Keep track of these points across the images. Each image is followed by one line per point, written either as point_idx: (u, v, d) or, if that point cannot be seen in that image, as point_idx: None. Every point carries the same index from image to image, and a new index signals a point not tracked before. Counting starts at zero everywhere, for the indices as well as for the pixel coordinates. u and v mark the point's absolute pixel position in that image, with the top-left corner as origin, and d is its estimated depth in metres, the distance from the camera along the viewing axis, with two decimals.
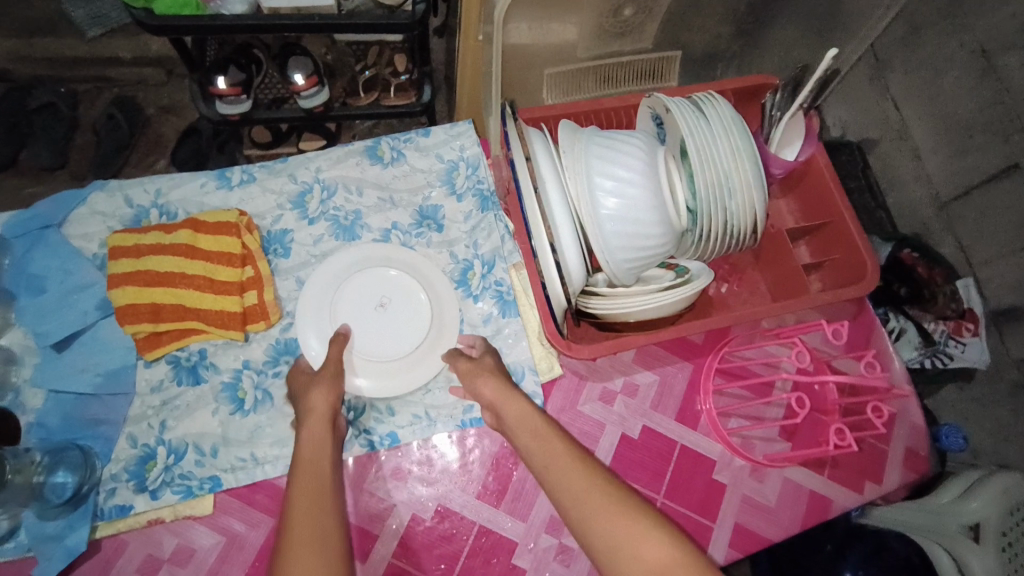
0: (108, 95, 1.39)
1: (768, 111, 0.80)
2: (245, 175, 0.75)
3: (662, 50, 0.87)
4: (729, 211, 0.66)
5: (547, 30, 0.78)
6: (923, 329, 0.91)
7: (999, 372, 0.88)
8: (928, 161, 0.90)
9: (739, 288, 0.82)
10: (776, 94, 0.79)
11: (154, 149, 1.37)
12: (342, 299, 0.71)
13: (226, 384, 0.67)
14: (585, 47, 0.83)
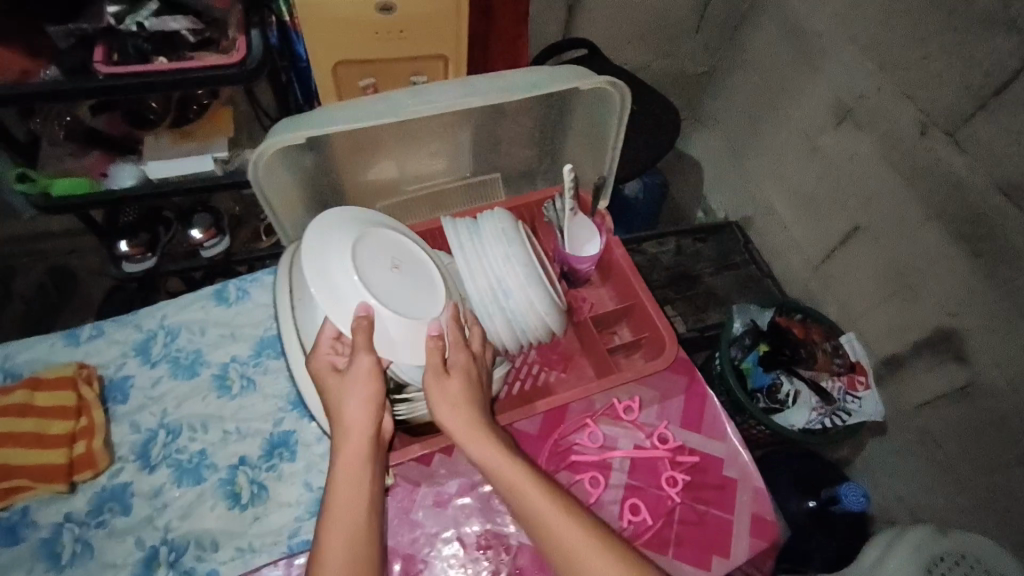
0: (42, 266, 1.50)
1: (550, 217, 0.87)
2: (93, 332, 0.82)
3: (480, 172, 0.98)
4: (508, 309, 0.75)
5: (367, 173, 0.90)
6: (818, 389, 1.26)
7: (906, 420, 1.27)
8: (792, 231, 1.52)
9: (570, 375, 0.88)
10: (555, 201, 0.86)
11: (81, 311, 1.46)
12: (359, 261, 0.70)
13: (44, 541, 0.68)
14: (408, 179, 0.95)
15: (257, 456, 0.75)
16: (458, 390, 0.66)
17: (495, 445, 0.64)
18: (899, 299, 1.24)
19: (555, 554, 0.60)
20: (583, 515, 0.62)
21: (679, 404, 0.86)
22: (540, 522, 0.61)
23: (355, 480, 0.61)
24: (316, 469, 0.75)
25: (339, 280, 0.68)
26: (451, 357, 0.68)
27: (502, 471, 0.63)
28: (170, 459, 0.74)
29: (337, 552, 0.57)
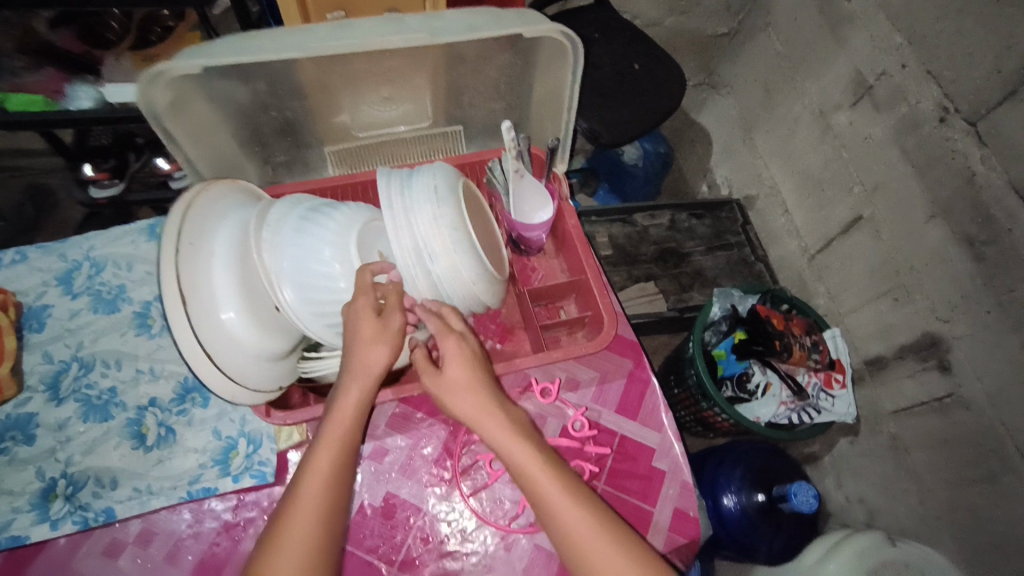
0: (21, 183, 1.45)
1: (494, 179, 0.81)
2: (16, 256, 0.80)
3: (443, 124, 0.92)
4: (434, 276, 0.67)
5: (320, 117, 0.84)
6: (798, 383, 1.20)
7: (880, 424, 1.20)
8: (793, 215, 1.42)
9: (507, 349, 0.84)
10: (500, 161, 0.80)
11: (59, 231, 1.44)
12: None
13: None
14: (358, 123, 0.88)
15: (168, 399, 0.73)
16: (469, 368, 0.65)
17: (502, 423, 0.63)
18: (891, 299, 1.14)
19: (557, 538, 0.59)
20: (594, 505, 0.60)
21: (617, 388, 0.82)
22: (546, 505, 0.59)
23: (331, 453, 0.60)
24: (227, 418, 0.73)
25: (285, 234, 0.64)
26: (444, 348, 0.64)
27: (508, 452, 0.62)
28: (78, 393, 0.73)
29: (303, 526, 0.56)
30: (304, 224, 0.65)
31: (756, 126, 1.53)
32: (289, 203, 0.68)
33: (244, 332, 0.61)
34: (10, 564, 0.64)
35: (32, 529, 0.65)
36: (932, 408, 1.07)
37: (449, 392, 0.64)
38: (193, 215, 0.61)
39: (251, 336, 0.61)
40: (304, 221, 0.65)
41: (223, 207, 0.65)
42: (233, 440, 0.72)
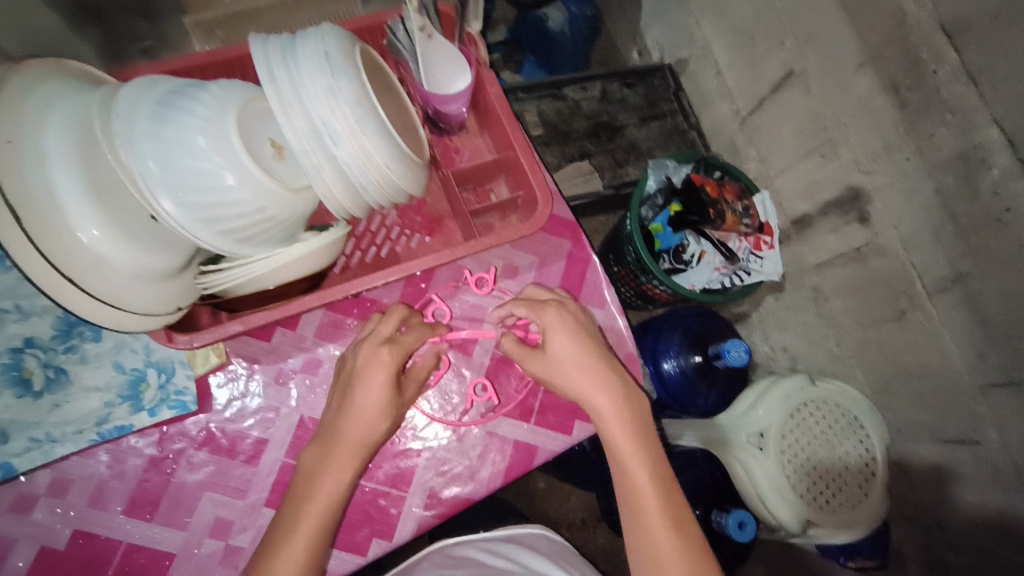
0: None
1: (399, 47, 0.70)
2: None
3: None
4: (339, 161, 0.58)
5: None
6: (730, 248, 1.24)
7: (803, 277, 1.26)
8: (725, 76, 1.36)
9: (436, 242, 0.77)
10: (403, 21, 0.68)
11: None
12: None
13: None
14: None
15: (48, 337, 0.63)
16: (575, 344, 0.65)
17: (614, 401, 0.64)
18: (818, 156, 1.13)
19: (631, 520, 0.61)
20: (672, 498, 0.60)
21: (558, 270, 0.79)
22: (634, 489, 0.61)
23: (342, 472, 0.59)
24: (127, 349, 0.65)
25: (138, 126, 0.52)
26: (546, 320, 0.66)
27: (609, 431, 0.63)
28: None
29: (303, 537, 0.55)
30: (165, 112, 0.53)
31: None
32: (141, 86, 0.55)
33: (110, 249, 0.50)
34: None
35: None
36: (847, 257, 1.12)
37: (554, 368, 0.65)
38: (5, 111, 0.48)
39: (126, 254, 0.51)
40: (161, 109, 0.53)
41: (48, 96, 0.51)
42: (141, 372, 0.64)
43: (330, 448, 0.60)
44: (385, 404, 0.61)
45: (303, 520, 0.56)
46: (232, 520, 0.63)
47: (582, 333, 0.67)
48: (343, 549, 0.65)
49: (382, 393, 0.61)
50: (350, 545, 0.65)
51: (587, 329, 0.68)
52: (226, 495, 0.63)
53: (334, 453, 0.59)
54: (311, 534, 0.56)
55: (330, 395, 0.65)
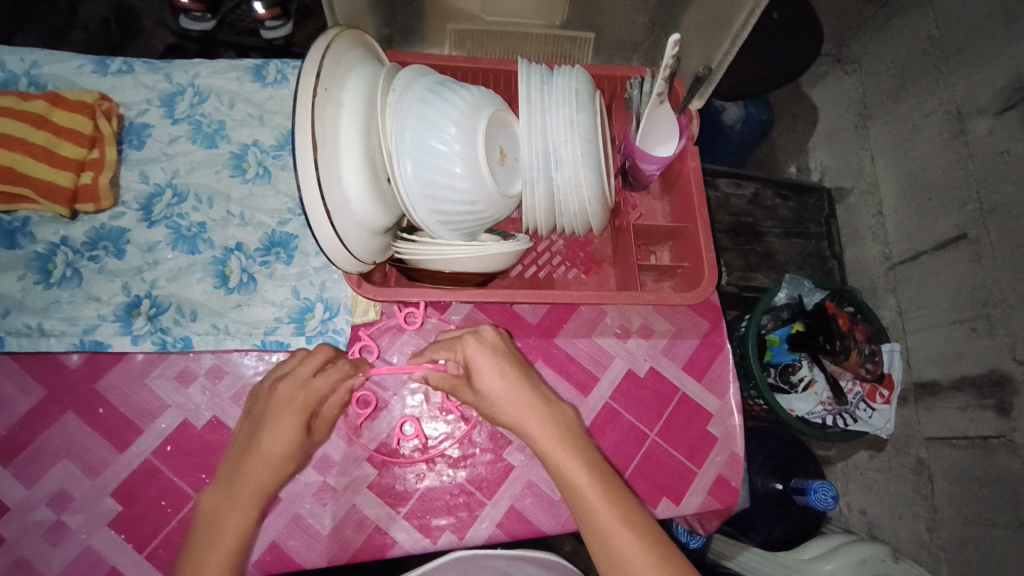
0: None
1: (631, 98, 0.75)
2: (123, 66, 0.77)
3: (559, 18, 0.84)
4: (554, 185, 0.64)
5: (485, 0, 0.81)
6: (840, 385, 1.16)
7: (908, 447, 1.16)
8: (886, 220, 1.26)
9: (589, 280, 0.81)
10: (643, 79, 0.74)
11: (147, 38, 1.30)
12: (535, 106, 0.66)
13: (38, 255, 0.69)
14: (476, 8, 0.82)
15: (254, 247, 0.73)
16: (504, 375, 0.61)
17: (546, 424, 0.58)
18: (969, 329, 1.02)
19: (596, 542, 0.52)
20: (636, 514, 0.53)
21: (688, 348, 0.80)
22: (591, 517, 0.53)
23: (238, 524, 0.52)
24: (307, 280, 0.73)
25: (410, 102, 0.60)
26: (470, 352, 0.62)
27: (551, 455, 0.57)
28: (169, 221, 0.72)
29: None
30: (435, 97, 0.61)
31: (879, 107, 1.28)
32: (419, 71, 0.64)
33: (354, 195, 0.57)
34: (100, 365, 0.67)
35: (116, 338, 0.67)
36: (956, 442, 1.05)
37: (489, 405, 0.61)
38: (332, 53, 0.57)
39: (365, 202, 0.58)
40: (430, 93, 0.61)
41: (355, 55, 0.61)
42: (312, 303, 0.72)
43: (228, 493, 0.54)
44: (296, 446, 0.58)
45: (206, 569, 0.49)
46: (335, 460, 0.69)
47: (509, 362, 0.62)
48: (415, 526, 0.68)
49: (293, 435, 0.58)
50: (424, 528, 0.68)
51: (512, 354, 0.64)
52: (340, 437, 0.70)
53: (235, 495, 0.54)
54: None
55: (233, 440, 0.60)
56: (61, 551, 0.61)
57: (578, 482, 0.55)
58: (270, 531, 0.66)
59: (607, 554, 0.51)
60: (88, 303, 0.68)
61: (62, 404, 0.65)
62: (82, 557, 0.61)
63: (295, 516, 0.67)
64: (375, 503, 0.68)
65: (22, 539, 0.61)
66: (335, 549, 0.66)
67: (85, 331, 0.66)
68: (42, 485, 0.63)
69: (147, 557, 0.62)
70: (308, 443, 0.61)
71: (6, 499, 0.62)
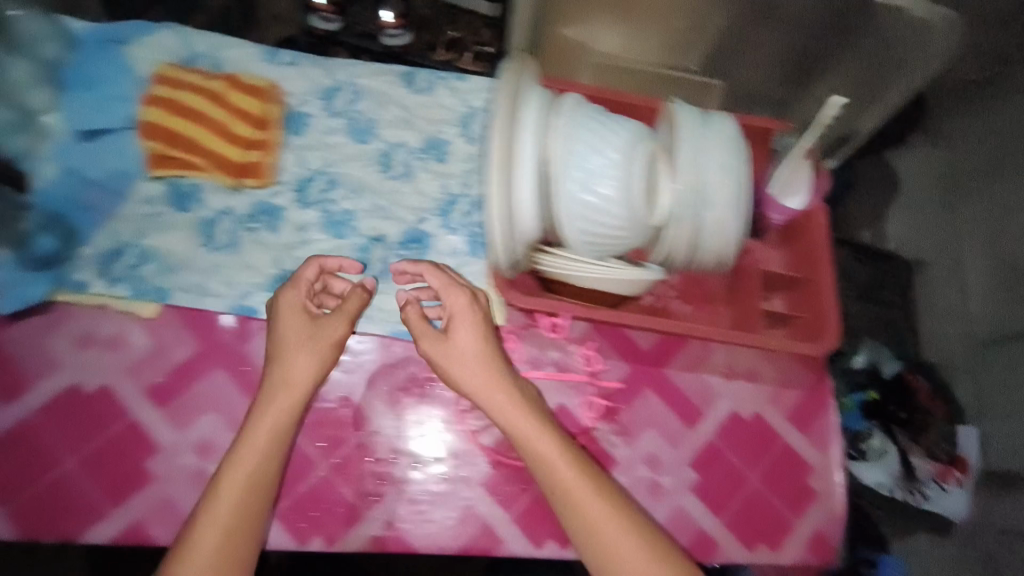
0: None
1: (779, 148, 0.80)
2: (291, 58, 0.82)
3: (677, 58, 0.87)
4: (701, 223, 0.65)
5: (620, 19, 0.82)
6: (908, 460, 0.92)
7: None
8: (972, 299, 1.01)
9: (702, 315, 0.79)
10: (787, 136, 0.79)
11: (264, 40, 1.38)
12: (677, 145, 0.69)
13: (204, 221, 0.73)
14: (605, 42, 0.86)
15: (395, 239, 0.76)
16: (475, 335, 0.65)
17: (506, 395, 0.64)
18: None
19: (567, 518, 0.60)
20: (607, 490, 0.61)
21: (794, 398, 0.79)
22: (564, 492, 0.60)
23: (260, 449, 0.59)
24: None
25: (581, 128, 0.63)
26: (451, 304, 0.66)
27: (512, 423, 0.63)
28: (321, 205, 0.76)
29: (224, 515, 0.56)
30: (602, 125, 0.64)
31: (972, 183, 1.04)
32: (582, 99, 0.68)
33: (525, 205, 0.60)
34: (250, 329, 0.70)
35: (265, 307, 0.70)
36: None
37: (452, 360, 0.65)
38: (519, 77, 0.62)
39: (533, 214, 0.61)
40: (597, 122, 0.64)
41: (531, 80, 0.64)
42: None
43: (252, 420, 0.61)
44: (313, 366, 0.64)
45: (226, 490, 0.57)
46: (453, 453, 0.70)
47: (486, 325, 0.67)
48: (524, 531, 0.68)
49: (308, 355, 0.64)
50: (531, 534, 0.68)
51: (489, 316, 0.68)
52: (456, 432, 0.70)
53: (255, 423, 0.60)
54: (236, 505, 0.57)
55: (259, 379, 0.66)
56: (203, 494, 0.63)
57: (548, 460, 0.61)
58: (386, 511, 0.66)
59: (579, 527, 0.60)
60: (243, 271, 0.72)
61: (211, 360, 0.68)
62: None
63: (410, 500, 0.67)
64: (487, 502, 0.68)
65: (166, 480, 0.64)
66: (448, 539, 0.66)
67: (238, 297, 0.70)
68: (191, 432, 0.66)
69: (277, 516, 0.65)
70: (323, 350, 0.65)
71: (156, 440, 0.65)
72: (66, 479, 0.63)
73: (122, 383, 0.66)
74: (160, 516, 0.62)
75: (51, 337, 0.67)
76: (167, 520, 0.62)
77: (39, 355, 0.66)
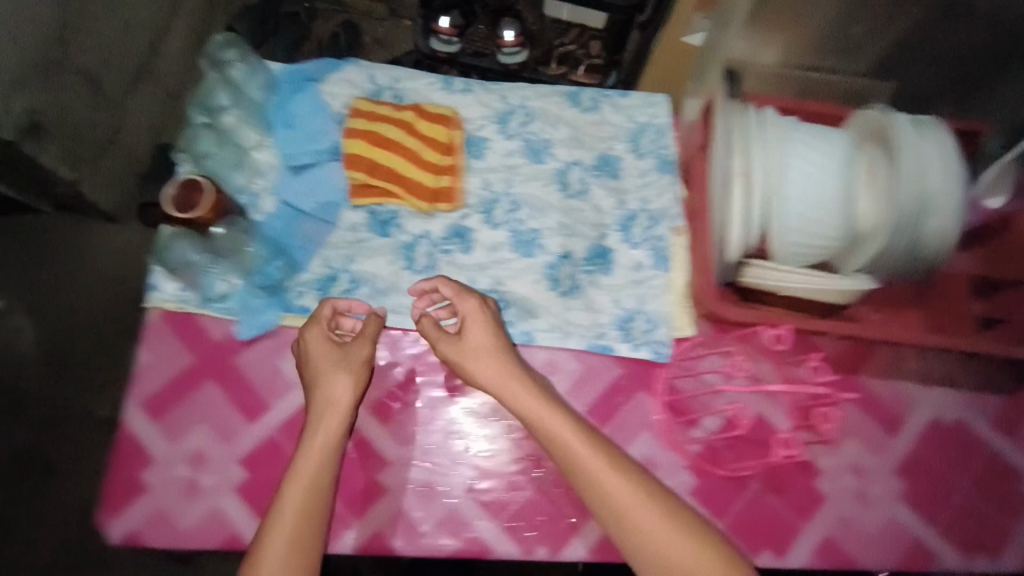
0: None
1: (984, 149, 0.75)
2: (465, 85, 0.85)
3: (814, 58, 0.83)
4: (922, 232, 0.63)
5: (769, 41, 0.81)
6: None
7: None
8: None
9: (893, 320, 0.78)
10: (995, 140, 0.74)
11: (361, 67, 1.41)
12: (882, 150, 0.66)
13: (405, 245, 0.77)
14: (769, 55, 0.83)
15: (581, 256, 0.79)
16: (490, 335, 0.66)
17: (530, 393, 0.63)
18: None
19: (614, 525, 0.57)
20: (659, 494, 0.58)
21: (993, 402, 0.77)
22: (607, 496, 0.57)
23: (306, 469, 0.59)
24: (627, 292, 0.78)
25: (794, 142, 0.65)
26: (466, 309, 0.67)
27: (541, 424, 0.61)
28: (509, 225, 0.79)
29: (284, 534, 0.55)
30: (814, 138, 0.65)
31: None
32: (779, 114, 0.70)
33: (737, 221, 0.64)
34: None
35: None
36: None
37: (473, 360, 0.65)
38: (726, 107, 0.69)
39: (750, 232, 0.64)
40: (810, 138, 0.66)
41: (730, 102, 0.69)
42: (631, 313, 0.77)
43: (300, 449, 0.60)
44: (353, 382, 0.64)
45: (281, 514, 0.56)
46: (659, 464, 0.72)
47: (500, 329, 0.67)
48: (740, 542, 0.70)
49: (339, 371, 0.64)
50: (746, 542, 0.70)
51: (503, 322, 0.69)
52: (659, 443, 0.73)
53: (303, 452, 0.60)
54: (295, 525, 0.56)
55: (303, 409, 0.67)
56: (433, 508, 0.69)
57: (589, 464, 0.59)
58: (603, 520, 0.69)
59: (632, 537, 0.56)
60: None
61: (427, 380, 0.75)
62: (448, 518, 0.69)
63: None
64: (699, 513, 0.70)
65: (400, 493, 0.69)
66: None
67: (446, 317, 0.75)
68: (416, 447, 0.71)
69: (501, 526, 0.69)
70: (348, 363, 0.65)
71: (384, 455, 0.71)
72: None
73: None
74: (399, 526, 0.68)
75: (280, 360, 0.72)
76: (405, 530, 0.68)
77: (273, 378, 0.72)
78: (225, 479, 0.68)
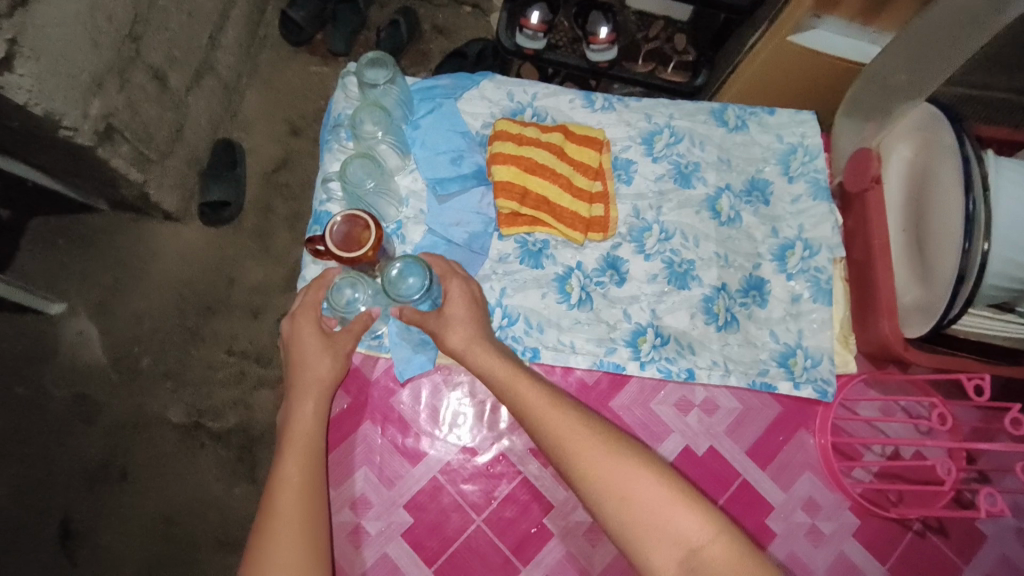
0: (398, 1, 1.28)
1: None
2: (607, 102, 0.81)
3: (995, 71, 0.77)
4: None
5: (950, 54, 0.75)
6: None
7: None
8: None
9: None
10: None
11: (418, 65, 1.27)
12: None
13: (558, 276, 0.74)
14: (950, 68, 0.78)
15: (735, 287, 0.76)
16: (467, 305, 0.66)
17: (496, 357, 0.63)
18: None
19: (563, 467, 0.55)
20: (612, 435, 0.55)
21: None
22: (553, 438, 0.56)
23: (301, 466, 0.59)
24: (785, 326, 0.76)
25: (1003, 181, 0.62)
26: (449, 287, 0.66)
27: (503, 383, 0.61)
28: (663, 255, 0.76)
29: (290, 506, 0.56)
30: None
31: None
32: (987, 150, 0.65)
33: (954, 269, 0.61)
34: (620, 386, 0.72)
35: (630, 363, 0.72)
36: None
37: (449, 329, 0.65)
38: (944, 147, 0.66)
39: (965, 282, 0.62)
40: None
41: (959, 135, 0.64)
42: (792, 348, 0.75)
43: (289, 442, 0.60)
44: (335, 368, 0.65)
45: (280, 509, 0.56)
46: (822, 504, 0.71)
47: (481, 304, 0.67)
48: None
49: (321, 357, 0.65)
50: None
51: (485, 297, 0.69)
52: (822, 483, 0.71)
53: (289, 447, 0.60)
54: (300, 522, 0.55)
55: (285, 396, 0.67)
56: (600, 553, 0.67)
57: (539, 414, 0.58)
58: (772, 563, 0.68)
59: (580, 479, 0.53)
60: (603, 326, 0.73)
61: None
62: (616, 562, 0.67)
63: (793, 553, 0.69)
64: (865, 554, 0.69)
65: (565, 537, 0.67)
66: None
67: (604, 353, 0.72)
68: None
69: None
70: (336, 351, 0.66)
71: (548, 499, 0.69)
72: (475, 537, 0.67)
73: (509, 443, 0.70)
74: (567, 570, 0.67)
75: (439, 399, 0.71)
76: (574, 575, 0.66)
77: (431, 416, 0.71)
78: (393, 524, 0.67)
